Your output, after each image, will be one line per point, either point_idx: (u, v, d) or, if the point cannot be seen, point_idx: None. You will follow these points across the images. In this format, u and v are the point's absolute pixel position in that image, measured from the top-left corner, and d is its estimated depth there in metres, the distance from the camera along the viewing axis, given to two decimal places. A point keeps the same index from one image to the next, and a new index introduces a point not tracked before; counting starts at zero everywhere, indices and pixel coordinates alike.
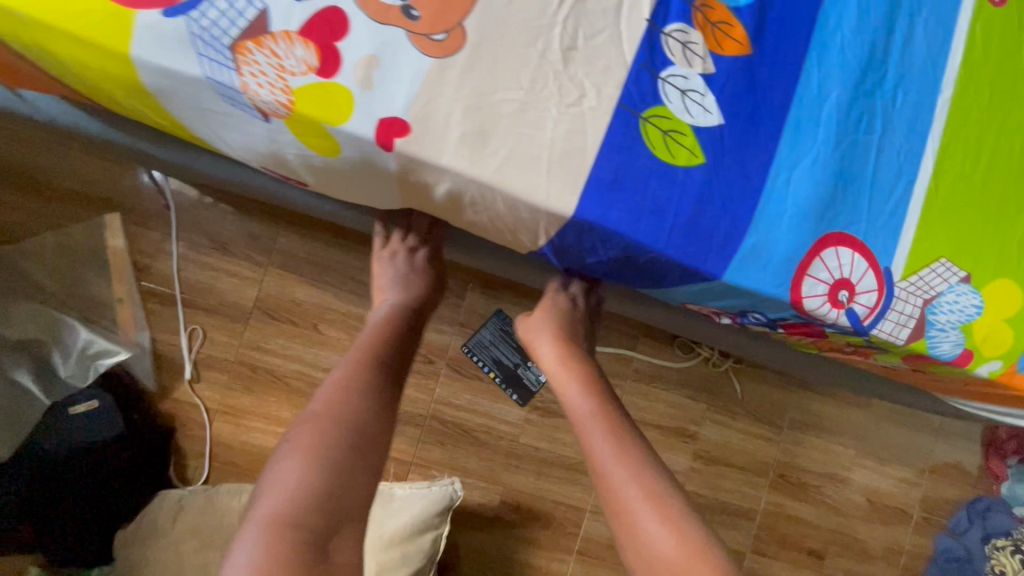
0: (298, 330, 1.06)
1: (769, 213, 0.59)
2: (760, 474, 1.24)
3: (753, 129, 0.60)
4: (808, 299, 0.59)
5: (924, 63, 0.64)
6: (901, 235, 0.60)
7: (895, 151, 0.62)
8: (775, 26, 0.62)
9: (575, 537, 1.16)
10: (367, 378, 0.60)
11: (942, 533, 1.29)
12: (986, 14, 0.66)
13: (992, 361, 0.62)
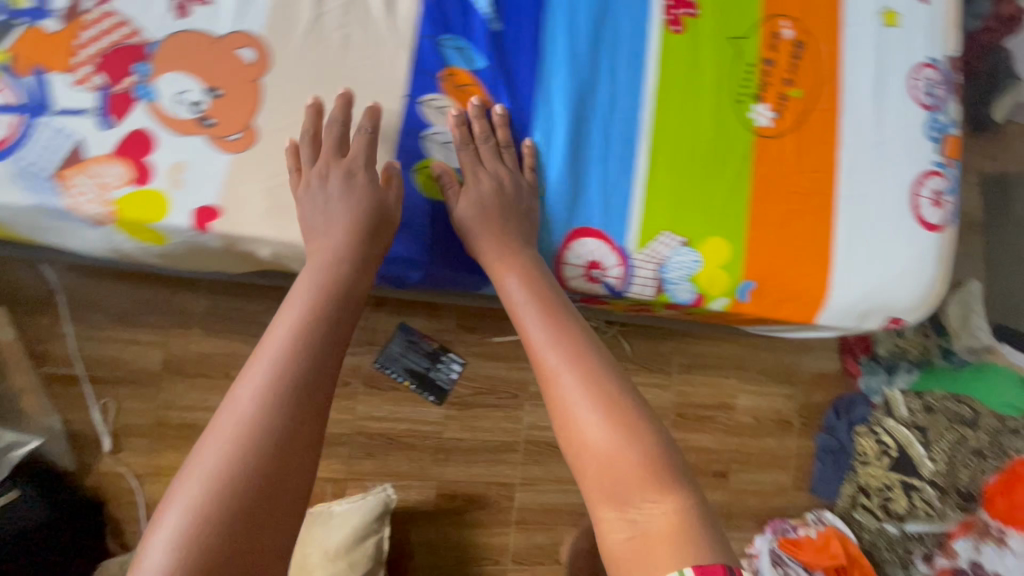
0: (211, 380, 1.11)
1: (522, 221, 0.86)
2: (660, 416, 1.41)
3: (503, 163, 0.86)
4: (568, 279, 0.86)
5: (625, 87, 0.89)
6: (627, 217, 0.86)
7: (613, 157, 0.87)
8: (509, 83, 0.87)
9: (510, 510, 1.29)
10: (282, 378, 0.60)
11: (819, 432, 1.51)
12: (671, 40, 0.91)
13: (719, 299, 0.87)
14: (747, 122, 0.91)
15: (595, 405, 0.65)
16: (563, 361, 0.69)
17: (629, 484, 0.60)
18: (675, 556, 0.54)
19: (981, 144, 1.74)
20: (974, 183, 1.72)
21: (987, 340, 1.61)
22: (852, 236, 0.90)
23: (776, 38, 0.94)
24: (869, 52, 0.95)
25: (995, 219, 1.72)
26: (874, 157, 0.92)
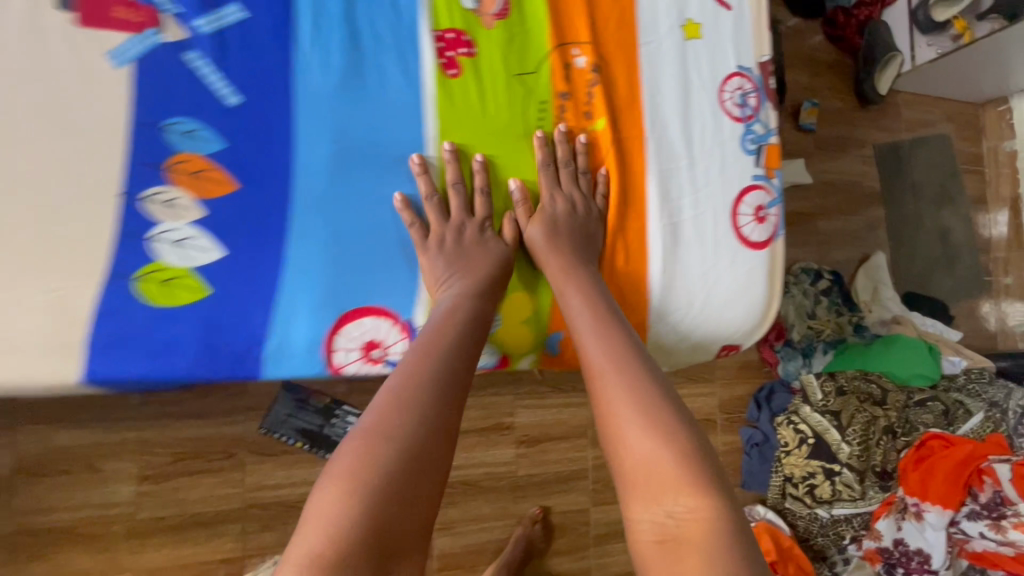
0: (73, 476, 1.02)
1: (283, 312, 0.74)
2: (580, 436, 1.36)
3: (256, 250, 0.74)
4: (346, 365, 0.77)
5: (400, 145, 0.78)
6: (415, 288, 0.78)
7: (389, 226, 0.77)
8: (255, 159, 0.74)
9: (431, 557, 1.24)
10: (408, 404, 0.63)
11: (744, 425, 1.52)
12: (447, 86, 0.79)
13: (527, 356, 0.86)
14: (547, 166, 0.83)
15: (639, 416, 0.68)
16: (607, 368, 0.72)
17: (664, 488, 0.64)
18: (704, 562, 0.59)
19: (872, 115, 1.75)
20: (869, 155, 1.74)
21: (895, 310, 1.63)
22: (674, 267, 0.84)
23: (569, 67, 0.82)
24: (674, 64, 0.85)
25: (890, 188, 1.75)
26: (690, 180, 0.85)
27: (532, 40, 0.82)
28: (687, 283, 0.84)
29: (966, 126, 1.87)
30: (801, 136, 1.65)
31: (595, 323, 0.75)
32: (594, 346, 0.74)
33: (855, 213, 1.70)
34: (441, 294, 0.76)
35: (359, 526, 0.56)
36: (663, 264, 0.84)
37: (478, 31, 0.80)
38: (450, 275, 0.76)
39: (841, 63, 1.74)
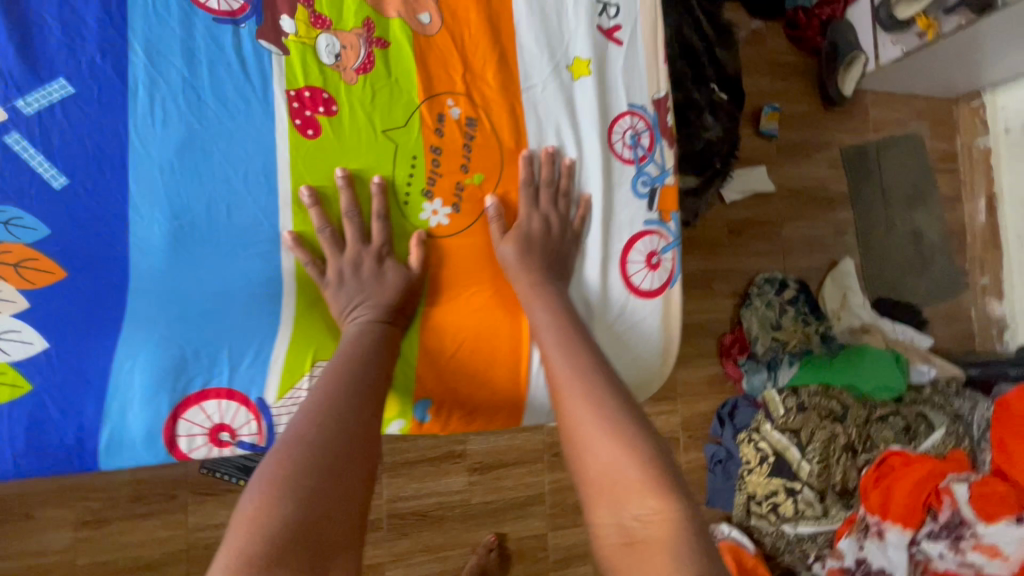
0: (10, 525, 1.02)
1: (118, 403, 0.65)
2: (535, 460, 1.34)
3: (86, 339, 0.64)
4: (193, 451, 0.69)
5: (254, 214, 0.67)
6: (268, 369, 0.69)
7: (243, 307, 0.67)
8: (86, 240, 0.64)
9: None
10: (335, 398, 0.60)
11: (708, 442, 1.50)
12: (300, 148, 0.69)
13: (394, 420, 0.75)
14: (416, 224, 0.73)
15: (601, 423, 0.63)
16: (572, 376, 0.66)
17: (627, 491, 0.58)
18: (673, 566, 0.52)
19: (838, 116, 1.71)
20: (835, 158, 1.69)
21: (864, 317, 1.59)
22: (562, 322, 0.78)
23: (442, 121, 0.74)
24: (560, 106, 0.78)
25: (858, 191, 1.71)
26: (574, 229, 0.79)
27: (401, 93, 0.73)
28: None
29: (939, 123, 1.81)
30: (762, 142, 1.61)
31: (550, 322, 0.71)
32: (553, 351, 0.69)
33: (821, 219, 1.66)
34: (349, 323, 0.68)
35: (286, 520, 0.49)
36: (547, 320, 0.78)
37: (335, 83, 0.71)
38: (372, 304, 0.68)
39: (804, 65, 1.69)
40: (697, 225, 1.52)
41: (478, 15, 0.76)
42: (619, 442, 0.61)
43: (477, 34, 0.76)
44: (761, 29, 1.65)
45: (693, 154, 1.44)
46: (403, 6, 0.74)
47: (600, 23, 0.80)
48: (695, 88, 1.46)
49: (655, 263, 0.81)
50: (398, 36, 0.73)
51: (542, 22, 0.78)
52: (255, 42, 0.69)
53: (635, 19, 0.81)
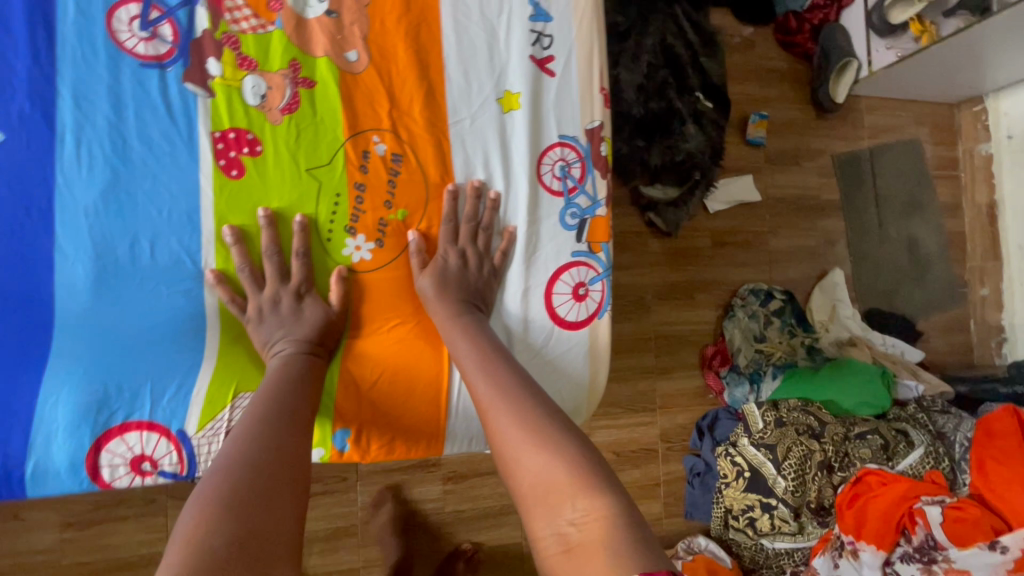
0: (3, 526, 1.08)
1: (43, 434, 0.68)
2: None
3: (17, 374, 0.68)
4: (116, 481, 0.71)
5: (178, 252, 0.71)
6: (190, 400, 0.71)
7: (166, 339, 0.70)
8: (16, 279, 0.67)
9: None
10: (265, 424, 0.62)
11: (688, 453, 1.49)
12: (224, 189, 0.72)
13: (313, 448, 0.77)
14: (339, 259, 0.76)
15: (525, 435, 0.66)
16: (495, 397, 0.70)
17: (560, 497, 0.61)
18: (610, 563, 0.54)
19: (830, 123, 1.67)
20: (826, 166, 1.66)
21: (854, 329, 1.56)
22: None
23: (367, 158, 0.76)
24: (490, 139, 0.80)
25: (850, 200, 1.67)
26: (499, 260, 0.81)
27: (326, 131, 0.75)
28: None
29: (940, 128, 1.75)
30: (750, 151, 1.58)
31: (466, 335, 0.74)
32: (473, 369, 0.72)
33: (810, 228, 1.63)
34: (271, 357, 0.71)
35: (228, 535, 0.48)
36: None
37: (260, 124, 0.73)
38: (292, 340, 0.72)
39: (796, 70, 1.65)
40: (678, 236, 1.50)
41: (406, 52, 0.78)
42: (544, 450, 0.64)
43: (405, 70, 0.78)
44: (751, 35, 1.62)
45: (675, 166, 1.42)
46: (330, 43, 0.76)
47: (533, 53, 0.81)
48: (678, 97, 1.44)
49: (581, 295, 0.83)
50: (325, 73, 0.75)
51: (472, 57, 0.80)
52: (180, 85, 0.71)
53: (569, 51, 0.83)
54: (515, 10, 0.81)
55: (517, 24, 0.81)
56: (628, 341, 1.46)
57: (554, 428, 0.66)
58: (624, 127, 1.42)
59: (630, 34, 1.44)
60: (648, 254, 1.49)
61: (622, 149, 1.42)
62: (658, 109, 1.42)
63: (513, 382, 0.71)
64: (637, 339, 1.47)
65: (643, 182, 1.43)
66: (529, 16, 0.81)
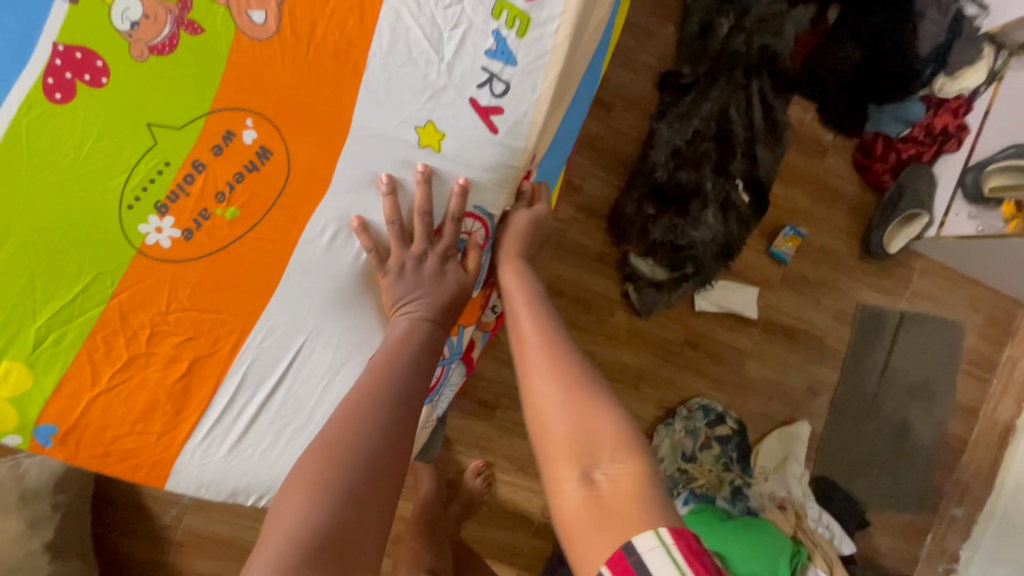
0: None
1: None
2: None
3: None
4: None
5: None
6: None
7: None
8: None
9: (175, 528, 1.19)
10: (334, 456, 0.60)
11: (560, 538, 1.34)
12: (42, 111, 0.61)
13: (8, 435, 0.67)
14: (131, 238, 0.65)
15: (572, 386, 0.66)
16: (544, 347, 0.71)
17: (601, 446, 0.61)
18: (641, 514, 0.55)
19: (870, 269, 1.48)
20: (846, 311, 1.48)
21: (794, 491, 1.39)
22: (268, 401, 0.72)
23: (228, 139, 0.66)
24: (391, 169, 0.70)
25: (855, 358, 1.49)
26: (340, 302, 0.72)
27: (191, 91, 0.65)
28: (274, 427, 0.73)
29: (991, 324, 1.55)
30: (769, 263, 1.43)
31: (521, 286, 0.78)
32: (527, 320, 0.74)
33: (797, 370, 1.46)
34: (399, 315, 0.72)
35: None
36: (255, 399, 0.72)
37: (119, 54, 0.62)
38: (425, 303, 0.72)
39: (859, 198, 1.47)
40: (647, 321, 1.37)
41: (325, 38, 0.67)
42: (584, 396, 0.65)
43: (313, 58, 0.67)
44: (827, 142, 1.45)
45: (672, 249, 1.28)
46: None
47: (478, 96, 0.71)
48: (711, 178, 1.27)
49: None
50: (219, 26, 0.64)
51: (404, 70, 0.69)
52: None
53: (521, 111, 0.72)
54: (474, 35, 0.70)
55: (470, 54, 0.70)
56: None
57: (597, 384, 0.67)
58: (639, 186, 1.30)
59: (690, 92, 1.30)
60: (612, 325, 1.36)
61: (628, 208, 1.30)
62: (684, 182, 1.26)
63: (554, 328, 0.74)
64: None
65: (637, 251, 1.31)
66: (488, 51, 0.70)
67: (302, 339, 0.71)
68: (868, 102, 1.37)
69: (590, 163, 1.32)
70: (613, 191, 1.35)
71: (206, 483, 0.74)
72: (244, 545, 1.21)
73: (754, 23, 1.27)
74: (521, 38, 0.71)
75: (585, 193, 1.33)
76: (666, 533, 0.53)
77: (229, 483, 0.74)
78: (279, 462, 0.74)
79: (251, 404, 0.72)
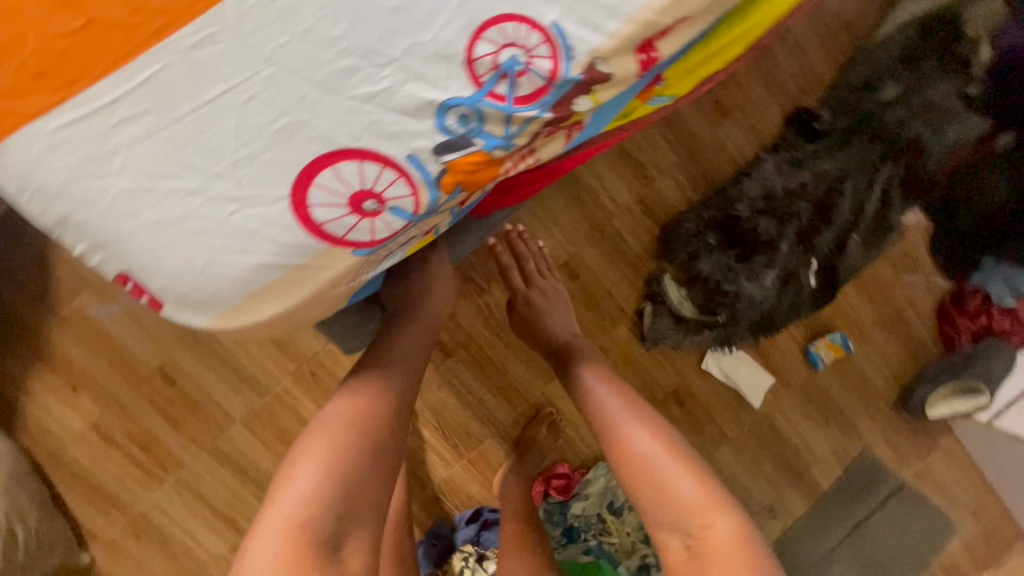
0: None
1: None
2: (290, 358, 1.12)
3: None
4: None
5: None
6: None
7: None
8: None
9: (66, 301, 1.04)
10: (366, 427, 0.64)
11: (444, 519, 1.20)
12: None
13: None
14: None
15: (671, 455, 0.74)
16: (643, 430, 0.77)
17: (701, 509, 0.69)
18: (747, 571, 0.63)
19: (894, 421, 1.31)
20: (847, 451, 1.31)
21: None
22: (159, 131, 0.44)
23: None
24: None
25: (832, 503, 1.31)
26: (312, 64, 0.45)
27: None
28: (143, 174, 0.45)
29: (983, 541, 1.37)
30: (798, 360, 1.26)
31: (606, 384, 0.86)
32: (624, 416, 0.80)
33: (768, 483, 1.29)
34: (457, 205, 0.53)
35: (337, 490, 0.58)
36: (143, 123, 0.44)
37: None
38: (491, 173, 0.50)
39: (922, 344, 1.30)
40: (645, 351, 1.20)
41: None
42: (686, 463, 0.73)
43: None
44: (923, 269, 1.28)
45: (714, 289, 1.13)
46: None
47: None
48: (790, 241, 1.13)
49: (365, 211, 0.47)
50: None
51: None
52: None
53: None
54: None
55: None
56: (509, 383, 1.19)
57: (698, 455, 0.75)
58: (713, 209, 1.14)
59: (818, 141, 1.14)
60: (608, 338, 1.18)
61: (689, 224, 1.14)
62: (760, 232, 1.12)
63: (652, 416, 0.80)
64: (514, 387, 1.19)
65: (674, 274, 1.16)
66: None
67: (238, 80, 0.44)
68: (987, 251, 1.19)
69: (676, 159, 1.14)
70: (682, 200, 1.17)
71: (31, 190, 0.45)
72: (125, 354, 1.07)
73: (918, 108, 1.13)
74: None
75: (654, 188, 1.15)
76: None
77: (57, 207, 0.45)
78: (131, 225, 0.45)
79: (129, 125, 0.44)
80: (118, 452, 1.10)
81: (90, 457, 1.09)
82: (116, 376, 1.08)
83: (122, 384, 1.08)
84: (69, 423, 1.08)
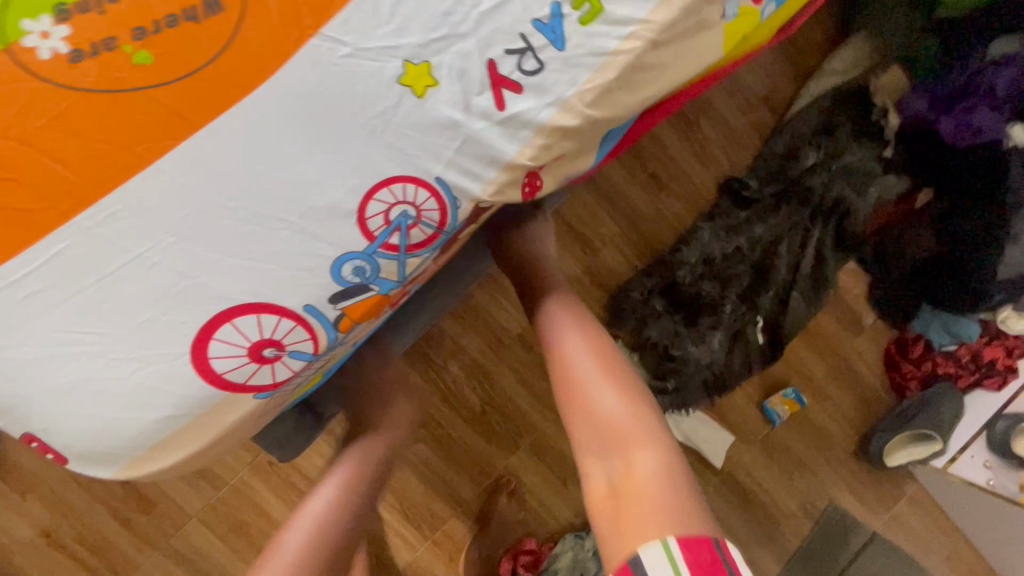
0: None
1: None
2: (247, 448, 1.11)
3: None
4: None
5: None
6: None
7: None
8: None
9: None
10: (343, 514, 0.73)
11: None
12: None
13: None
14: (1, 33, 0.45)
15: (615, 384, 0.74)
16: (586, 356, 0.77)
17: (628, 443, 0.68)
18: (656, 505, 0.61)
19: (857, 471, 1.33)
20: (815, 504, 1.31)
21: None
22: (66, 301, 0.48)
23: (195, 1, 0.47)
24: (350, 108, 0.50)
25: (806, 560, 1.30)
26: (216, 226, 0.49)
27: None
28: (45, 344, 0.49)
29: None
30: (756, 417, 1.28)
31: (564, 308, 0.85)
32: (572, 340, 0.79)
33: (739, 543, 1.28)
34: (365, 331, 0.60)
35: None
36: (46, 297, 0.48)
37: None
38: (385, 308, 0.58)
39: (874, 393, 1.34)
40: None
41: None
42: (627, 397, 0.73)
43: None
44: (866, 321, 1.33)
45: (663, 354, 1.17)
46: None
47: (500, 62, 0.52)
48: (731, 303, 1.17)
49: (265, 357, 0.53)
50: None
51: None
52: None
53: (542, 102, 0.54)
54: None
55: (513, 13, 0.52)
56: (471, 458, 1.18)
57: (642, 394, 0.74)
58: (656, 276, 1.19)
59: (749, 209, 1.21)
60: None
61: (634, 292, 1.18)
62: (703, 294, 1.17)
63: (601, 346, 0.79)
64: (476, 462, 1.19)
65: (625, 340, 1.19)
66: (536, 19, 0.53)
67: (141, 249, 0.48)
68: (923, 301, 1.24)
69: (619, 230, 1.20)
70: (628, 268, 1.21)
71: None
72: None
73: (838, 169, 1.20)
74: (582, 25, 0.53)
75: (600, 259, 1.19)
76: (675, 542, 0.56)
77: None
78: (37, 390, 0.49)
79: (36, 300, 0.48)
80: (68, 558, 1.07)
81: (38, 565, 1.06)
82: (66, 480, 1.06)
83: (73, 487, 1.06)
84: (16, 532, 1.05)
